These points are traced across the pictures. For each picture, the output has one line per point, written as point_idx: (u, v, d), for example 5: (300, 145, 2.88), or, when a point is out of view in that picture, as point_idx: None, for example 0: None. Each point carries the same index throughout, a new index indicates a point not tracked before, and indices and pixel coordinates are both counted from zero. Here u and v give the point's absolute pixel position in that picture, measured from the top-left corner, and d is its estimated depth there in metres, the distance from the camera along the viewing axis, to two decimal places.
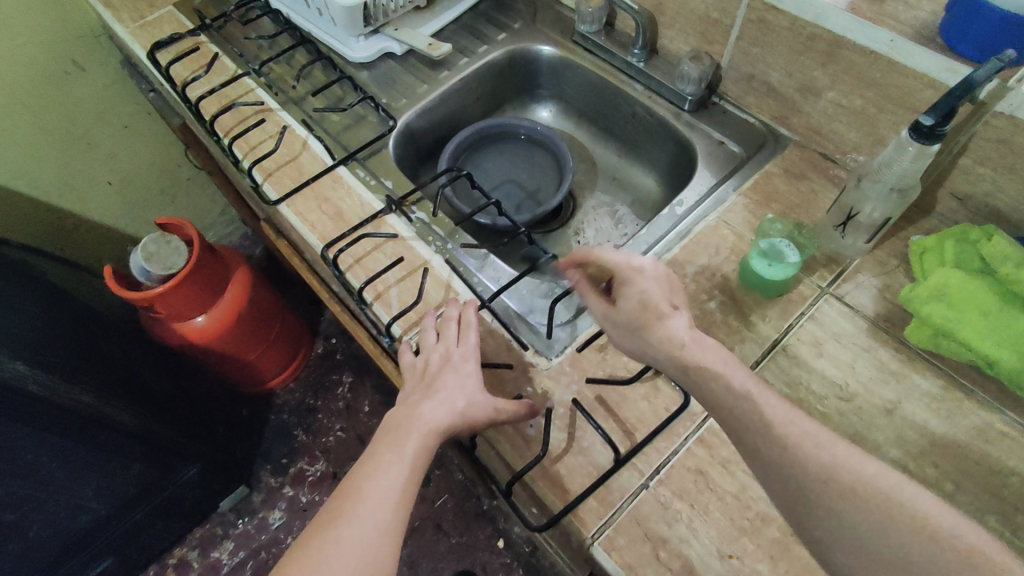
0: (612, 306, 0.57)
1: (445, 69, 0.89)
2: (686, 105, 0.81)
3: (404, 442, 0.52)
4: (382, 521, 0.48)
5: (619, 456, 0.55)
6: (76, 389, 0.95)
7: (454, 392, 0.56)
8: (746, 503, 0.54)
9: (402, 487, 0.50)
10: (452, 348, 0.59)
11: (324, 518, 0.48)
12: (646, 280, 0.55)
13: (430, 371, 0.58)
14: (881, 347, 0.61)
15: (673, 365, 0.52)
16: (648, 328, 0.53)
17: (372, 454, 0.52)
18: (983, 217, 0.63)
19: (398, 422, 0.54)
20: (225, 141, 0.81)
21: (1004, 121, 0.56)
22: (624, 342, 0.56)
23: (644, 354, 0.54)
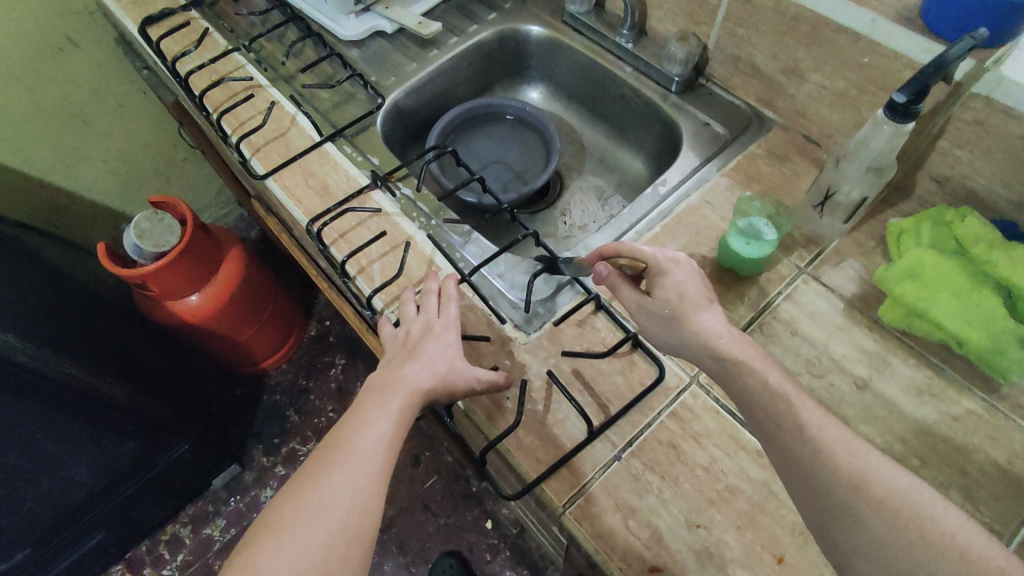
0: (647, 298, 0.57)
1: (435, 48, 0.90)
2: (673, 86, 0.81)
3: (390, 400, 0.53)
4: (370, 471, 0.49)
5: (591, 428, 0.56)
6: (65, 363, 0.95)
7: (436, 356, 0.56)
8: (716, 475, 0.55)
9: (389, 441, 0.51)
10: (435, 317, 0.60)
11: (311, 468, 0.49)
12: (682, 272, 0.56)
13: (412, 340, 0.59)
14: (856, 326, 0.62)
15: (706, 357, 0.52)
16: (687, 318, 0.53)
17: (358, 410, 0.53)
18: (961, 200, 0.64)
19: (383, 382, 0.55)
20: (214, 116, 0.81)
21: (981, 103, 0.56)
22: (657, 333, 0.57)
23: (677, 344, 0.55)
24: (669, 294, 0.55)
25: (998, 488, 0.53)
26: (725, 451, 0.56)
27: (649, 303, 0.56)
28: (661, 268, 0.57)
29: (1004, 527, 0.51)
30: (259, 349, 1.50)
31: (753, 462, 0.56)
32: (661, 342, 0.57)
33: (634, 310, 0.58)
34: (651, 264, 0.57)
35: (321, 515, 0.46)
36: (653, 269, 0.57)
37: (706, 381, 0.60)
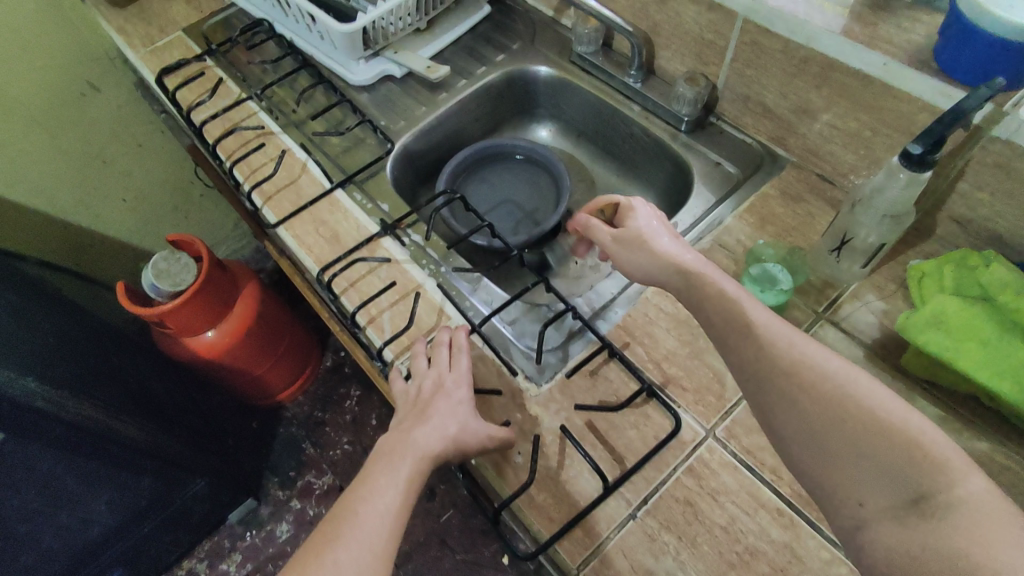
0: (620, 232, 0.62)
1: (443, 91, 0.90)
2: (683, 125, 0.80)
3: (398, 467, 0.52)
4: (375, 547, 0.47)
5: (606, 484, 0.55)
6: (84, 405, 0.96)
7: (447, 417, 0.55)
8: (735, 536, 0.53)
9: (397, 511, 0.50)
10: (447, 373, 0.59)
11: (317, 543, 0.48)
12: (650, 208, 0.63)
13: (423, 398, 0.58)
14: (877, 375, 0.60)
15: (674, 274, 0.56)
16: (651, 240, 0.59)
17: (365, 479, 0.52)
18: (984, 242, 0.62)
19: (392, 448, 0.54)
20: (227, 164, 0.83)
21: (1001, 146, 0.54)
22: (628, 265, 0.61)
23: (649, 266, 0.59)
24: (637, 225, 0.61)
25: None
26: (744, 510, 0.54)
27: (620, 233, 0.62)
28: (626, 208, 0.63)
29: None
30: (275, 383, 1.51)
31: (774, 522, 0.54)
32: (631, 271, 0.61)
33: (607, 244, 0.63)
34: (625, 203, 0.64)
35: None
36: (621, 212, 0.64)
37: (722, 435, 0.58)
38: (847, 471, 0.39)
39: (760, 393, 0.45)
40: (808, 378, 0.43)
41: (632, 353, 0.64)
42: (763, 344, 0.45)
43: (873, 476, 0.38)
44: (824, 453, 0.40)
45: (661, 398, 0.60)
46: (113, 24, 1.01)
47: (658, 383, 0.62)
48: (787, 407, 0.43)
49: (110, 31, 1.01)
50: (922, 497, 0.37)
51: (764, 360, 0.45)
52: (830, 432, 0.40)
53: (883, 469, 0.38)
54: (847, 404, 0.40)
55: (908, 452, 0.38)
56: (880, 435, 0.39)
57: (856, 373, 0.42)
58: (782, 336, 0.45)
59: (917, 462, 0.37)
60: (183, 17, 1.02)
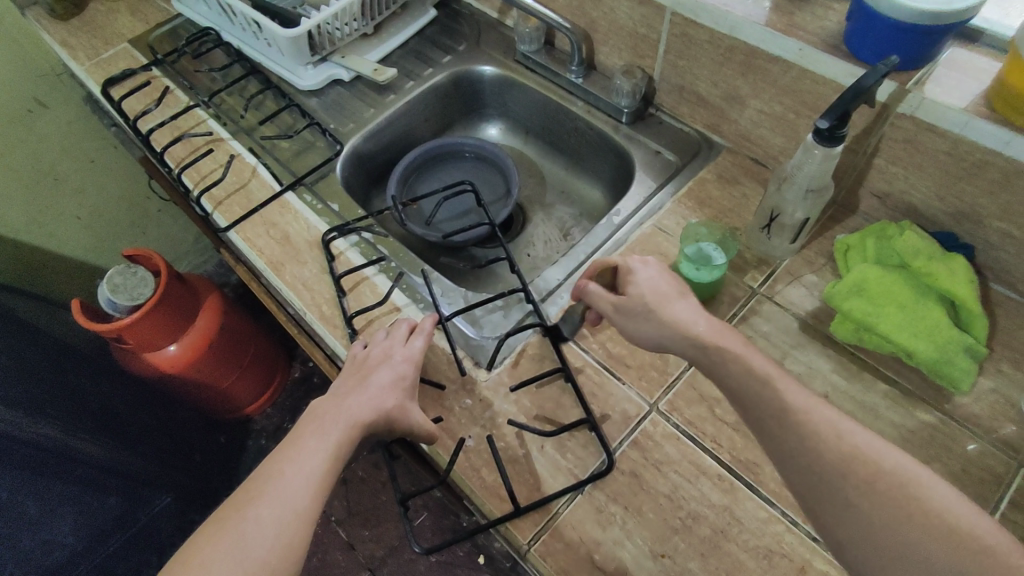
0: (622, 298, 0.56)
1: (391, 93, 0.92)
2: (624, 117, 0.83)
3: (330, 431, 0.52)
4: (297, 506, 0.47)
5: (515, 507, 0.54)
6: (39, 424, 0.94)
7: (385, 389, 0.57)
8: (678, 503, 0.55)
9: (323, 474, 0.50)
10: (397, 348, 0.61)
11: (238, 499, 0.48)
12: (653, 271, 0.56)
13: (366, 366, 0.59)
14: (810, 343, 0.62)
15: (687, 347, 0.51)
16: (661, 308, 0.53)
17: (296, 440, 0.52)
18: (902, 214, 0.66)
19: (325, 412, 0.55)
20: (175, 171, 0.83)
21: (908, 121, 0.58)
22: (638, 335, 0.55)
23: (659, 339, 0.53)
24: (641, 292, 0.55)
25: None
26: (687, 478, 0.56)
27: (622, 300, 0.55)
28: (627, 271, 0.57)
29: None
30: (242, 396, 1.49)
31: (715, 488, 0.56)
32: (642, 341, 0.55)
33: (608, 312, 0.57)
34: (623, 266, 0.58)
35: (238, 550, 0.45)
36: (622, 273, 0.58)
37: (665, 408, 0.60)
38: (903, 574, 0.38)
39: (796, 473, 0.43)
40: (869, 480, 0.41)
41: (577, 336, 0.65)
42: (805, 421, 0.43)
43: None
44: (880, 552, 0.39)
45: (600, 432, 0.58)
46: (57, 37, 1.01)
47: (604, 363, 0.63)
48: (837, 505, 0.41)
49: (54, 45, 1.00)
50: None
51: (797, 437, 0.43)
52: (886, 530, 0.39)
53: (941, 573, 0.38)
54: (910, 504, 0.40)
55: (972, 555, 0.37)
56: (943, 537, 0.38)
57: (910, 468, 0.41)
58: (825, 418, 0.43)
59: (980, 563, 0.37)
60: (129, 29, 1.02)
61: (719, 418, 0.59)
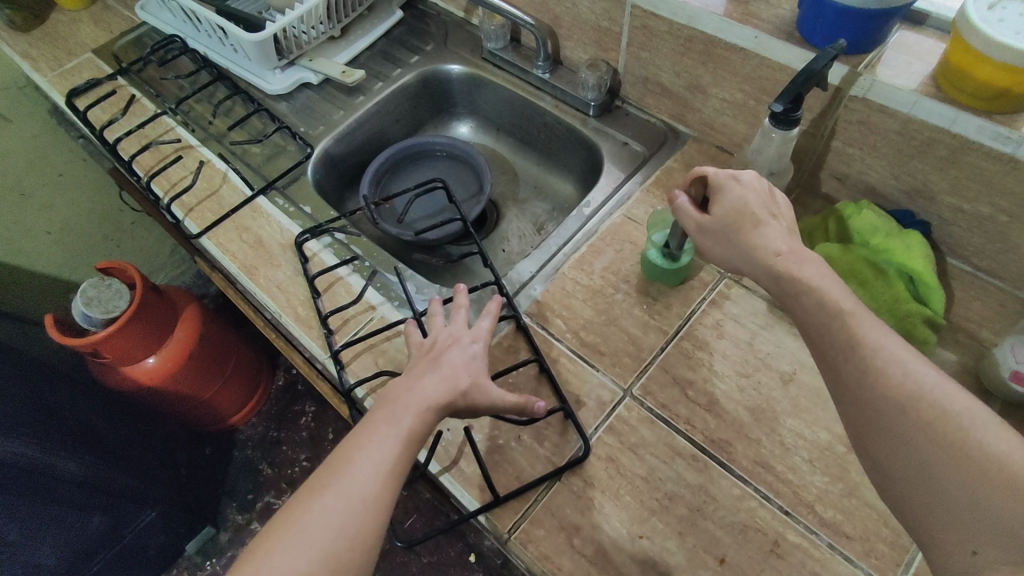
0: (704, 217, 0.52)
1: (361, 95, 0.92)
2: (591, 110, 0.84)
3: (404, 415, 0.49)
4: (364, 496, 0.45)
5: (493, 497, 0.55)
6: (18, 443, 0.91)
7: (458, 371, 0.52)
8: (655, 484, 0.56)
9: (391, 464, 0.47)
10: (462, 331, 0.56)
11: (306, 488, 0.46)
12: (741, 186, 0.50)
13: (438, 347, 0.55)
14: (777, 323, 0.64)
15: (766, 275, 0.48)
16: (750, 228, 0.49)
17: (365, 425, 0.49)
18: (861, 194, 0.67)
19: (397, 395, 0.50)
20: (145, 180, 0.82)
21: (860, 104, 0.60)
22: (722, 257, 0.52)
23: (738, 262, 0.50)
24: (726, 210, 0.51)
25: None
26: (661, 459, 0.57)
27: (708, 220, 0.51)
28: (721, 186, 0.51)
29: None
30: (225, 406, 1.47)
31: (689, 468, 0.57)
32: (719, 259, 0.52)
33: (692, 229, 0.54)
34: (711, 179, 0.52)
35: (305, 540, 0.44)
36: (713, 188, 0.52)
37: (639, 393, 0.61)
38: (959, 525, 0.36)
39: (853, 407, 0.41)
40: (932, 425, 0.37)
41: (551, 326, 0.66)
42: (870, 360, 0.40)
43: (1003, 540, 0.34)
44: (932, 498, 0.37)
45: (575, 419, 0.59)
46: (17, 49, 0.99)
47: (578, 351, 0.64)
48: (894, 452, 0.39)
49: (15, 57, 0.99)
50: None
51: (863, 385, 0.40)
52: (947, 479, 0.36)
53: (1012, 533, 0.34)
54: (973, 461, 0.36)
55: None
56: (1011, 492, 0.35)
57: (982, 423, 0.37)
58: (897, 364, 0.40)
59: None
60: (93, 39, 1.01)
61: (692, 400, 0.60)
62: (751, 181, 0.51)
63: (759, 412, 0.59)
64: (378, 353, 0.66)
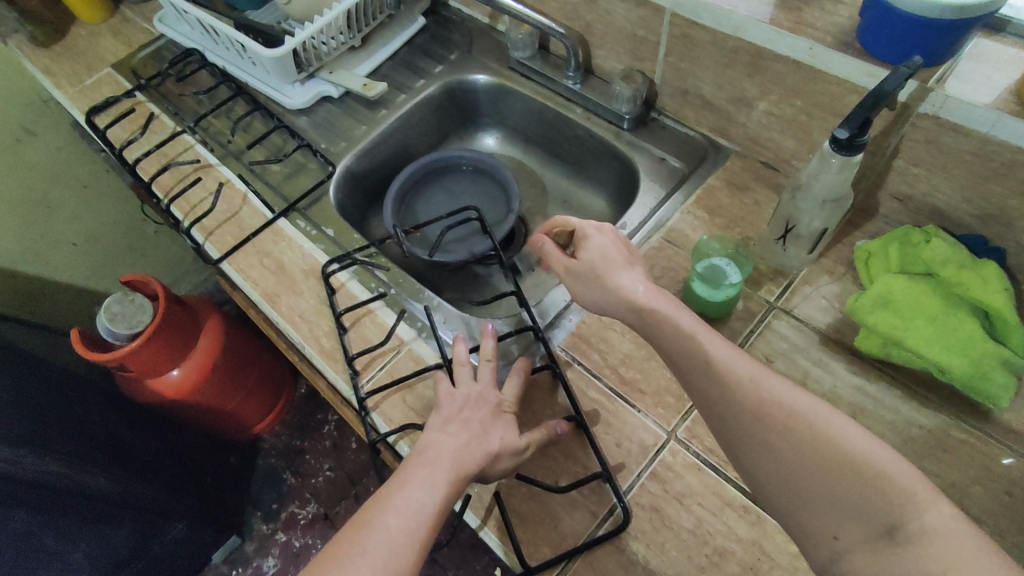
0: (574, 262, 0.57)
1: (383, 108, 0.89)
2: (625, 123, 0.80)
3: (434, 477, 0.47)
4: (399, 563, 0.43)
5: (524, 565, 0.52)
6: (44, 460, 0.89)
7: (489, 434, 0.52)
8: (703, 538, 0.52)
9: (427, 529, 0.45)
10: (489, 391, 0.56)
11: (336, 552, 0.44)
12: (600, 235, 0.57)
13: (468, 405, 0.54)
14: (833, 360, 0.59)
15: (630, 314, 0.52)
16: (607, 275, 0.54)
17: (399, 485, 0.47)
18: (925, 217, 0.62)
19: (432, 454, 0.49)
20: (164, 202, 0.80)
21: (930, 122, 0.55)
22: (588, 297, 0.56)
23: (603, 302, 0.54)
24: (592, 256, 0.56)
25: (999, 523, 0.50)
26: (711, 511, 0.54)
27: (573, 266, 0.57)
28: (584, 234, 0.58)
29: None
30: (249, 417, 1.46)
31: (741, 520, 0.53)
32: (590, 304, 0.56)
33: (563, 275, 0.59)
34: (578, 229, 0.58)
35: None
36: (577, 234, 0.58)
37: (684, 436, 0.57)
38: (822, 508, 0.39)
39: (728, 432, 0.44)
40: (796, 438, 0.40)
41: (587, 360, 0.62)
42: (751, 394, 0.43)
43: (843, 513, 0.38)
44: (795, 493, 0.40)
45: (614, 481, 0.55)
46: (38, 65, 0.98)
47: (617, 389, 0.60)
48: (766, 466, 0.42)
49: (35, 72, 0.97)
50: (893, 527, 0.36)
51: (771, 433, 0.41)
52: (797, 471, 0.40)
53: (851, 504, 0.38)
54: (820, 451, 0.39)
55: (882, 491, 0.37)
56: (844, 469, 0.38)
57: (824, 412, 0.41)
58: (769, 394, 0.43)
59: (887, 498, 0.37)
60: (112, 53, 0.99)
61: None
62: (609, 232, 0.57)
63: None
64: (405, 390, 0.63)
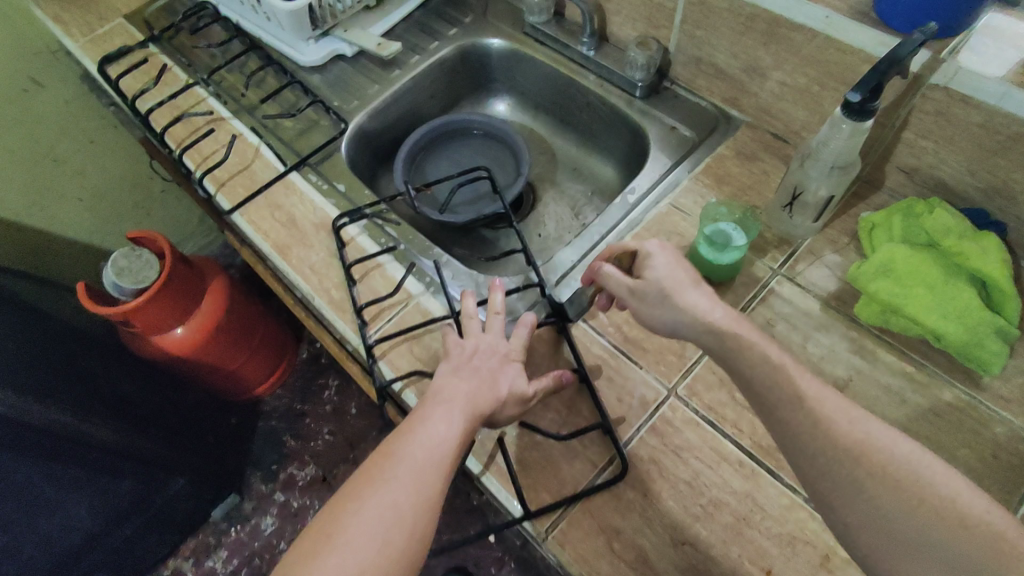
0: (637, 281, 0.55)
1: (397, 68, 0.89)
2: (638, 91, 0.80)
3: (453, 413, 0.49)
4: (424, 491, 0.45)
5: (524, 508, 0.54)
6: (50, 410, 0.90)
7: (501, 380, 0.54)
8: (699, 489, 0.54)
9: (447, 460, 0.47)
10: (499, 341, 0.58)
11: (362, 481, 0.45)
12: (665, 255, 0.55)
13: (480, 355, 0.56)
14: (832, 326, 0.61)
15: (705, 334, 0.50)
16: (676, 293, 0.52)
17: (419, 421, 0.49)
18: (931, 190, 0.63)
19: (448, 395, 0.51)
20: (176, 152, 0.80)
21: (941, 93, 0.55)
22: (655, 319, 0.54)
23: (672, 323, 0.53)
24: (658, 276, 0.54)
25: (985, 483, 0.52)
26: (707, 464, 0.55)
27: (638, 284, 0.55)
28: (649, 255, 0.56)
29: None
30: (250, 377, 1.47)
31: (736, 474, 0.55)
32: (656, 325, 0.55)
33: (624, 295, 0.57)
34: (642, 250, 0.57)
35: (368, 533, 0.42)
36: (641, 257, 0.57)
37: (684, 393, 0.59)
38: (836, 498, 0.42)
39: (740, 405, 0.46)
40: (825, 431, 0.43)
41: (592, 319, 0.64)
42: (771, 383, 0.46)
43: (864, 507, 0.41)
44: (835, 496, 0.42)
45: (614, 434, 0.57)
46: (49, 13, 0.97)
47: (620, 347, 0.62)
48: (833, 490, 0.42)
49: (47, 20, 0.97)
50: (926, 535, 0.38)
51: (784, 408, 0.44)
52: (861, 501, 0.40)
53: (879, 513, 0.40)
54: (913, 489, 0.40)
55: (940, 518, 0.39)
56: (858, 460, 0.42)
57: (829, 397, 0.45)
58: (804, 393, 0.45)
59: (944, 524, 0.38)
60: (125, 4, 0.99)
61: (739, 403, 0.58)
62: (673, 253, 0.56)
63: None
64: (413, 341, 0.64)
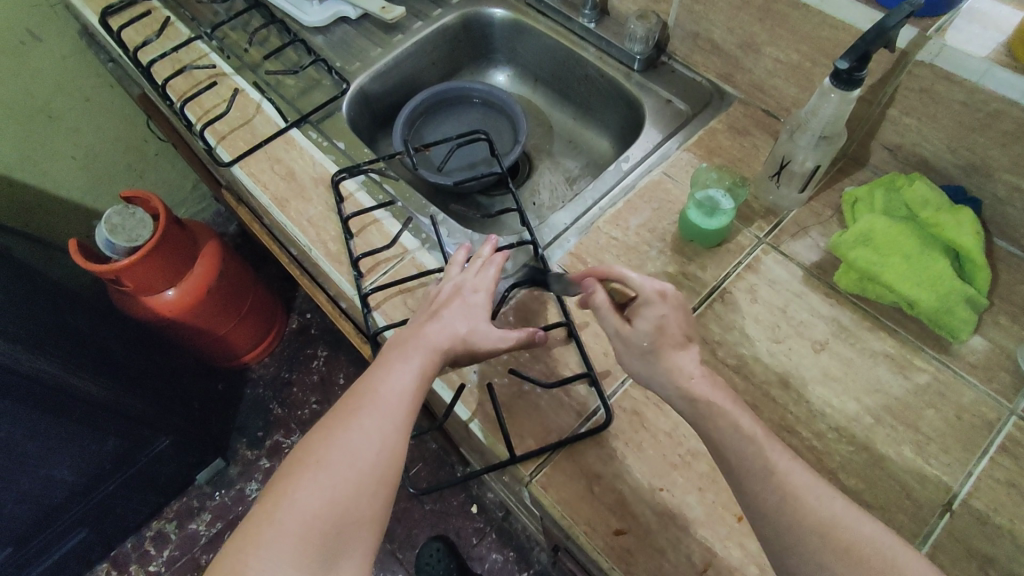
0: (625, 327, 0.52)
1: (400, 33, 0.90)
2: (636, 64, 0.82)
3: (413, 354, 0.50)
4: (393, 421, 0.47)
5: (510, 451, 0.56)
6: (38, 359, 0.90)
7: (457, 316, 0.54)
8: (678, 440, 0.57)
9: (413, 393, 0.49)
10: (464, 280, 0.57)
11: (330, 420, 0.47)
12: (662, 304, 0.51)
13: (440, 300, 0.56)
14: (812, 293, 0.63)
15: (680, 397, 0.49)
16: (663, 352, 0.50)
17: (382, 364, 0.50)
18: (912, 166, 0.66)
19: (403, 340, 0.52)
20: (177, 104, 0.81)
21: (926, 70, 0.58)
22: (636, 367, 0.52)
23: (652, 381, 0.51)
24: (648, 328, 0.51)
25: (947, 442, 0.55)
26: None
27: (626, 333, 0.51)
28: (647, 299, 0.51)
29: (953, 479, 0.53)
30: (240, 343, 1.48)
31: None
32: (635, 374, 0.52)
33: (610, 336, 0.53)
34: (639, 292, 0.52)
35: (340, 464, 0.44)
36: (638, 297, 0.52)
37: None
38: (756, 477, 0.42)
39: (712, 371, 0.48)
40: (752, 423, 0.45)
41: None
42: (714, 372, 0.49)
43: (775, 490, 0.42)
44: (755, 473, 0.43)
45: (599, 386, 0.59)
46: None
47: None
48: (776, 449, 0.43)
49: None
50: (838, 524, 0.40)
51: None
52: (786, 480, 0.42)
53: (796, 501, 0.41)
54: None
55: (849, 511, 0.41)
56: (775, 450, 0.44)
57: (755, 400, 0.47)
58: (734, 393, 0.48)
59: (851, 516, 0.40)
60: None
61: (722, 360, 0.59)
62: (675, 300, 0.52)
63: (789, 378, 0.58)
64: (407, 294, 0.66)
